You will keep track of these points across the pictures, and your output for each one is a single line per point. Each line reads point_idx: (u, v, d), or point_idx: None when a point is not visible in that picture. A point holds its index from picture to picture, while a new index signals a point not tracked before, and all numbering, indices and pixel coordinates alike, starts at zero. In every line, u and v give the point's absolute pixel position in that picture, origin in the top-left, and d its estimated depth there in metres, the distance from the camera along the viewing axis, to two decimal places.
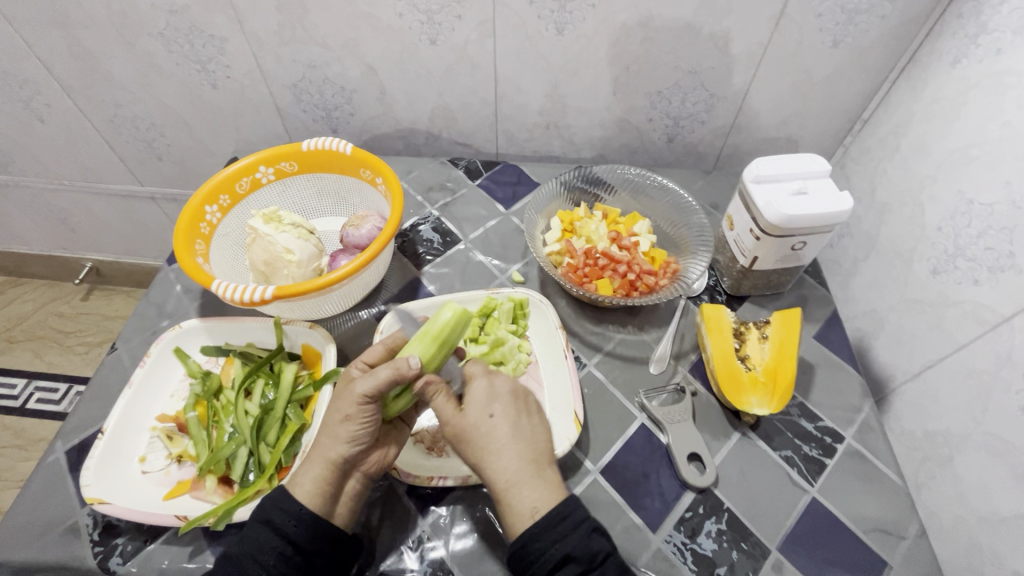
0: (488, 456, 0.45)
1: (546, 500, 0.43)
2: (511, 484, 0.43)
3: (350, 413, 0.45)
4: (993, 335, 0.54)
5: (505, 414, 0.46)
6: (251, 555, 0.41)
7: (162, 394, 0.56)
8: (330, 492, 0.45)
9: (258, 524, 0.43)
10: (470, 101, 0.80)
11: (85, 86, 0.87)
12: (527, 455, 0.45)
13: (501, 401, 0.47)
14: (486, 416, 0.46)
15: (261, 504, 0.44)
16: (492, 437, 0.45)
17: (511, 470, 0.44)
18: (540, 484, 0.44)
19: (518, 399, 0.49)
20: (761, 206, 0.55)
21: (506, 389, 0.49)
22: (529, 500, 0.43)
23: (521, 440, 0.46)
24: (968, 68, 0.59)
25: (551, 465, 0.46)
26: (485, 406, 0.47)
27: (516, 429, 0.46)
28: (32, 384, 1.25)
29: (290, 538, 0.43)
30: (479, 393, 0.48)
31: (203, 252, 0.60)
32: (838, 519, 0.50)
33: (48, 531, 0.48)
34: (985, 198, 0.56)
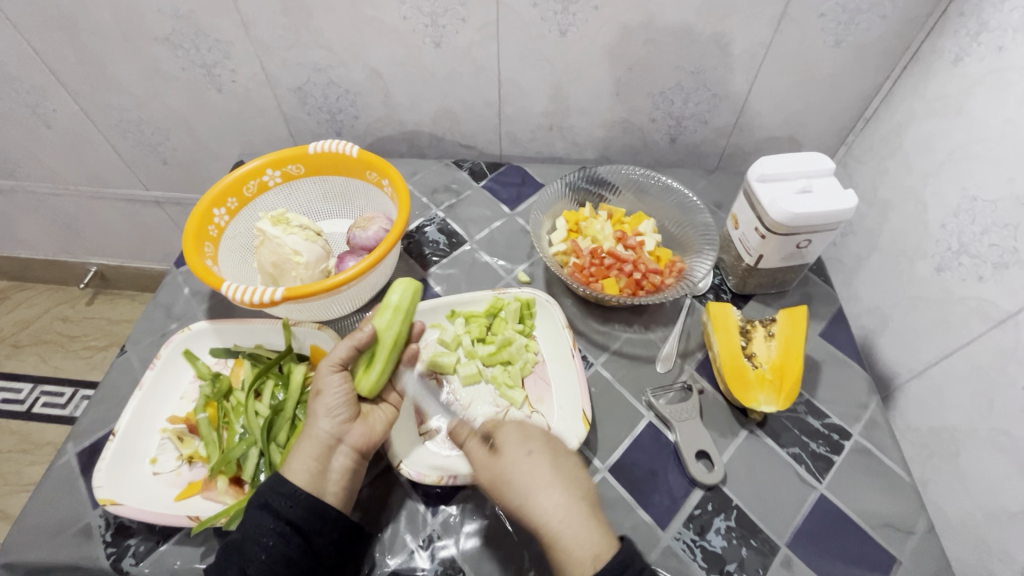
0: (534, 500, 0.43)
1: (605, 544, 0.41)
2: (563, 525, 0.42)
3: (323, 388, 0.50)
4: (998, 331, 0.54)
5: (543, 452, 0.46)
6: (251, 538, 0.43)
7: (173, 396, 0.57)
8: (320, 469, 0.46)
9: (257, 509, 0.44)
10: (474, 103, 0.81)
11: (92, 92, 0.87)
12: (575, 494, 0.44)
13: (538, 440, 0.47)
14: (523, 455, 0.45)
15: (260, 490, 0.46)
16: (535, 475, 0.44)
17: (565, 509, 0.42)
18: (594, 527, 0.42)
19: (553, 439, 0.48)
20: (766, 204, 0.56)
21: (539, 428, 0.48)
22: (591, 544, 0.40)
23: (563, 477, 0.45)
24: (970, 66, 0.60)
25: (601, 507, 0.44)
26: (524, 444, 0.46)
27: (556, 467, 0.45)
28: (38, 388, 1.25)
29: (287, 520, 0.44)
30: (517, 434, 0.47)
31: (212, 255, 0.60)
32: (846, 515, 0.50)
33: (61, 532, 0.49)
34: (988, 194, 0.56)
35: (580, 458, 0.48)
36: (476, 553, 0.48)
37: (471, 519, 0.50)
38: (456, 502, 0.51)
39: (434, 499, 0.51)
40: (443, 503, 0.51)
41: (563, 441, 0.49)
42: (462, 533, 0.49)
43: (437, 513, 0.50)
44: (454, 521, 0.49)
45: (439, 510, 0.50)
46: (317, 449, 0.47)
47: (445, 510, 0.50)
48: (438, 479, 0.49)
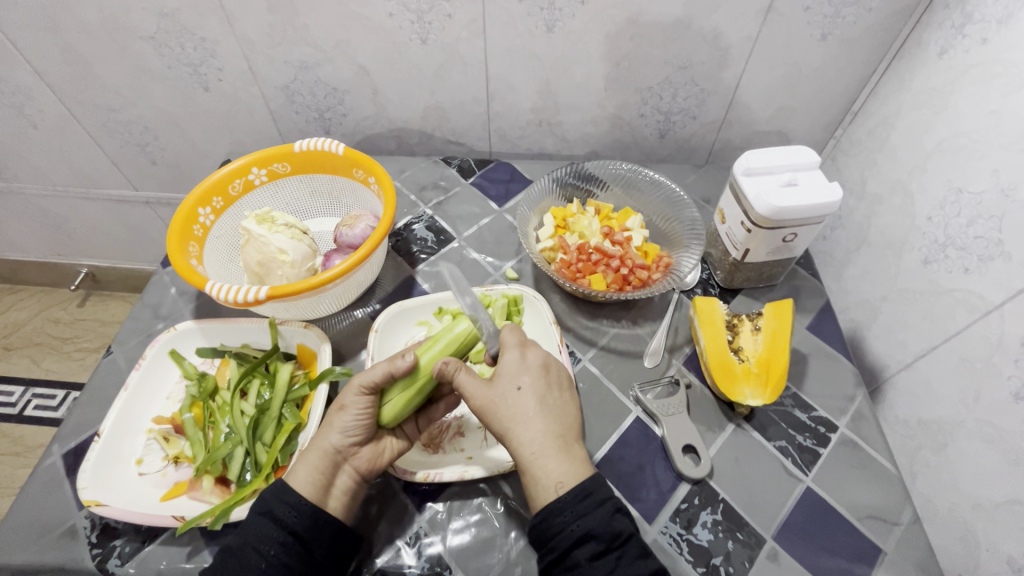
0: (512, 430, 0.44)
1: (571, 475, 0.43)
2: (536, 454, 0.43)
3: (347, 404, 0.48)
4: (983, 323, 0.54)
5: (533, 387, 0.46)
6: (252, 546, 0.42)
7: (159, 396, 0.56)
8: (325, 483, 0.46)
9: (259, 516, 0.43)
10: (462, 99, 0.80)
11: (78, 92, 0.87)
12: (553, 428, 0.45)
13: (530, 374, 0.46)
14: (513, 389, 0.45)
15: (263, 497, 0.45)
16: (519, 408, 0.45)
17: (538, 442, 0.44)
18: (564, 459, 0.43)
19: (548, 371, 0.47)
20: (752, 197, 0.56)
21: (537, 360, 0.47)
22: (557, 473, 0.43)
23: (548, 414, 0.45)
24: (955, 58, 0.60)
25: (576, 441, 0.46)
26: (513, 380, 0.46)
27: (542, 404, 0.45)
28: (29, 391, 1.25)
29: (291, 529, 0.43)
30: (512, 364, 0.47)
31: (197, 254, 0.60)
32: (832, 507, 0.50)
33: (46, 533, 0.48)
34: (974, 186, 0.56)
35: (569, 392, 0.49)
36: (462, 550, 0.48)
37: (458, 516, 0.50)
38: (442, 499, 0.51)
39: (421, 496, 0.51)
40: (430, 500, 0.51)
41: (558, 371, 0.48)
42: (448, 530, 0.49)
43: (424, 510, 0.50)
44: (441, 518, 0.49)
45: (426, 507, 0.50)
46: (326, 460, 0.46)
47: (432, 507, 0.50)
48: (424, 476, 0.49)
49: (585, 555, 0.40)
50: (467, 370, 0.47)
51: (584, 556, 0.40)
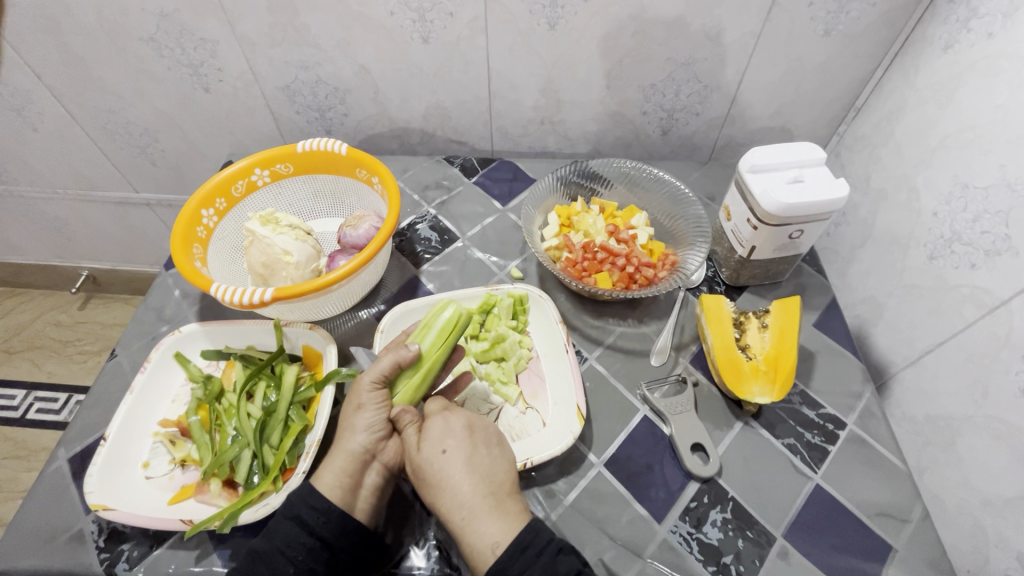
0: (441, 496, 0.44)
1: (504, 533, 0.41)
2: (467, 517, 0.42)
3: (364, 402, 0.48)
4: (991, 319, 0.54)
5: (456, 448, 0.45)
6: (280, 550, 0.42)
7: (165, 399, 0.56)
8: (353, 485, 0.46)
9: (286, 520, 0.43)
10: (464, 98, 0.80)
11: (77, 94, 0.86)
12: (484, 488, 0.44)
13: (454, 435, 0.47)
14: (439, 452, 0.45)
15: (291, 500, 0.44)
16: (444, 471, 0.45)
17: (468, 502, 0.43)
18: (497, 517, 0.42)
19: (475, 433, 0.47)
20: (758, 194, 0.55)
21: (461, 421, 0.48)
22: (490, 534, 0.41)
23: (476, 474, 0.45)
24: (960, 52, 0.59)
25: (512, 495, 0.45)
26: (438, 442, 0.46)
27: (470, 464, 0.45)
28: (31, 394, 1.24)
29: (318, 534, 0.43)
30: (435, 428, 0.47)
31: (201, 256, 0.60)
32: (842, 505, 0.50)
33: (53, 539, 0.48)
34: (980, 181, 0.56)
35: (503, 448, 0.48)
36: None
37: None
38: None
39: None
40: None
41: (487, 429, 0.48)
42: None
43: (433, 511, 0.50)
44: None
45: (435, 509, 0.50)
46: (353, 462, 0.46)
47: None
48: None
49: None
50: (417, 426, 0.49)
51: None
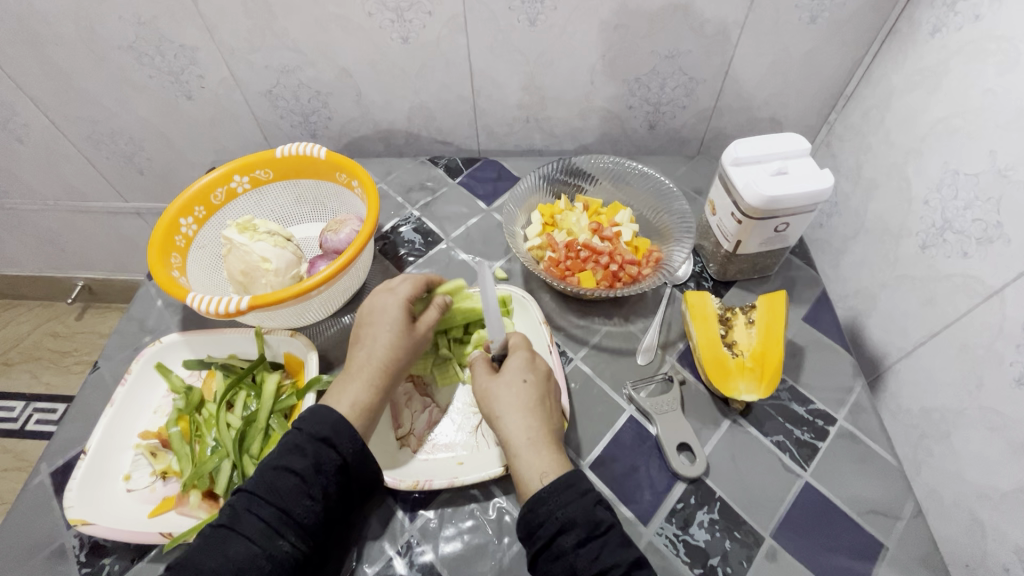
0: (508, 416, 0.45)
1: (560, 464, 0.43)
2: (529, 443, 0.44)
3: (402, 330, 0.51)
4: (984, 308, 0.53)
5: (537, 384, 0.47)
6: (317, 468, 0.43)
7: (146, 410, 0.56)
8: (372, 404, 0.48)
9: (316, 442, 0.44)
10: (447, 98, 0.79)
11: (61, 104, 0.86)
12: (548, 424, 0.46)
13: (535, 374, 0.48)
14: (519, 380, 0.47)
15: (318, 423, 0.45)
16: (521, 397, 0.46)
17: (536, 433, 0.45)
18: (555, 453, 0.44)
19: (550, 378, 0.49)
20: (741, 187, 0.54)
21: (544, 366, 0.49)
22: (547, 462, 0.43)
23: (542, 409, 0.46)
24: (947, 36, 0.58)
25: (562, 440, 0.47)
26: (522, 372, 0.47)
27: (540, 401, 0.47)
28: (30, 405, 1.25)
29: (343, 454, 0.45)
30: (524, 359, 0.49)
31: (179, 265, 0.59)
32: (832, 502, 0.49)
33: (36, 553, 0.48)
34: (970, 168, 0.54)
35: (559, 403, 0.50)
36: (455, 557, 0.47)
37: (451, 523, 0.49)
38: (434, 506, 0.50)
39: (412, 504, 0.50)
40: (421, 508, 0.50)
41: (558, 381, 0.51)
42: (440, 538, 0.48)
43: (415, 518, 0.49)
44: (433, 526, 0.49)
45: (418, 516, 0.49)
46: (370, 380, 0.48)
47: (424, 515, 0.49)
48: (414, 484, 0.48)
49: (570, 543, 0.39)
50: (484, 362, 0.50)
51: (570, 544, 0.39)
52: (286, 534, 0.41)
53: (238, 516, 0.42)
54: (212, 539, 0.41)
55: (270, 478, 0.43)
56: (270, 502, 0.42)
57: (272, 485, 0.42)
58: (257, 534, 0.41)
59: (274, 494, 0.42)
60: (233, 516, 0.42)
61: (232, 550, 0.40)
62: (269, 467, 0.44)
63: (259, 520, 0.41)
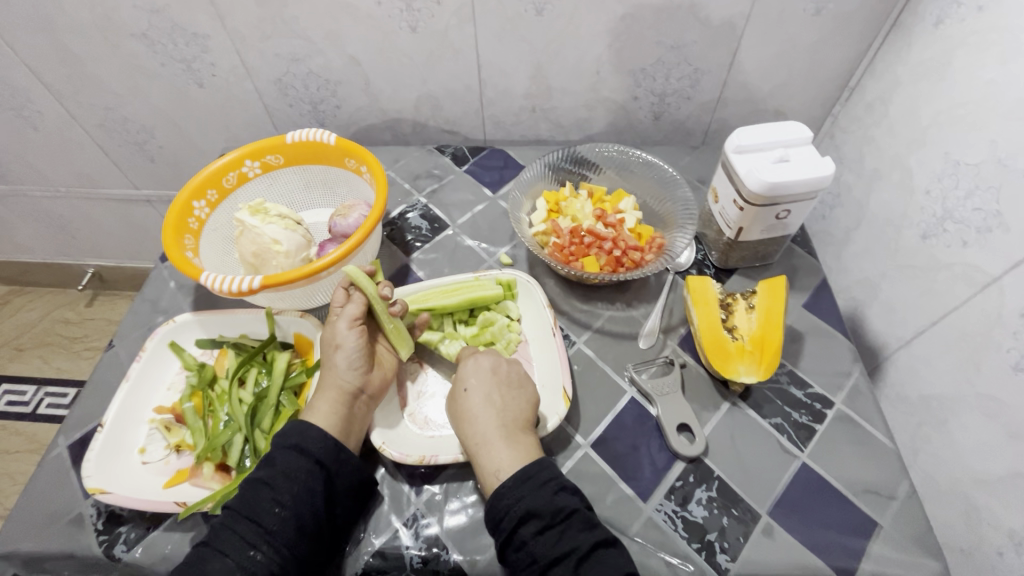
0: (462, 424, 0.49)
1: (513, 461, 0.46)
2: (480, 443, 0.47)
3: (339, 341, 0.52)
4: (983, 296, 0.54)
5: (478, 385, 0.50)
6: (284, 473, 0.45)
7: (160, 386, 0.57)
8: (341, 414, 0.49)
9: (286, 450, 0.47)
10: (454, 87, 0.80)
11: (75, 91, 0.87)
12: (499, 421, 0.48)
13: (479, 375, 0.51)
14: (462, 389, 0.51)
15: (286, 433, 0.48)
16: (466, 405, 0.49)
17: (483, 431, 0.47)
18: (508, 447, 0.46)
19: (500, 372, 0.51)
20: (743, 174, 0.55)
21: (488, 363, 0.52)
22: (499, 459, 0.46)
23: (493, 408, 0.49)
24: (951, 27, 0.59)
25: (526, 429, 0.49)
26: (462, 380, 0.51)
27: (487, 399, 0.49)
28: (42, 389, 1.27)
29: (316, 458, 0.46)
30: (471, 366, 0.52)
31: (192, 247, 0.61)
32: (828, 483, 0.50)
33: (55, 521, 0.50)
34: (971, 158, 0.55)
35: (528, 392, 0.51)
36: (459, 530, 0.48)
37: (456, 497, 0.50)
38: (439, 481, 0.51)
39: (418, 478, 0.51)
40: (427, 482, 0.51)
41: (517, 371, 0.52)
42: (445, 511, 0.49)
43: (421, 492, 0.51)
44: (438, 500, 0.50)
45: (423, 490, 0.51)
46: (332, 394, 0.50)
47: (429, 489, 0.51)
48: (420, 459, 0.50)
49: (530, 533, 0.42)
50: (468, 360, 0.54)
51: (530, 533, 0.42)
52: (258, 542, 0.43)
53: (216, 532, 0.43)
54: (195, 559, 0.42)
55: (245, 491, 0.45)
56: (243, 515, 0.44)
57: (246, 498, 0.45)
58: (232, 546, 0.42)
59: (248, 505, 0.44)
60: (213, 532, 0.44)
61: (211, 565, 0.41)
62: (246, 482, 0.46)
63: (235, 532, 0.43)
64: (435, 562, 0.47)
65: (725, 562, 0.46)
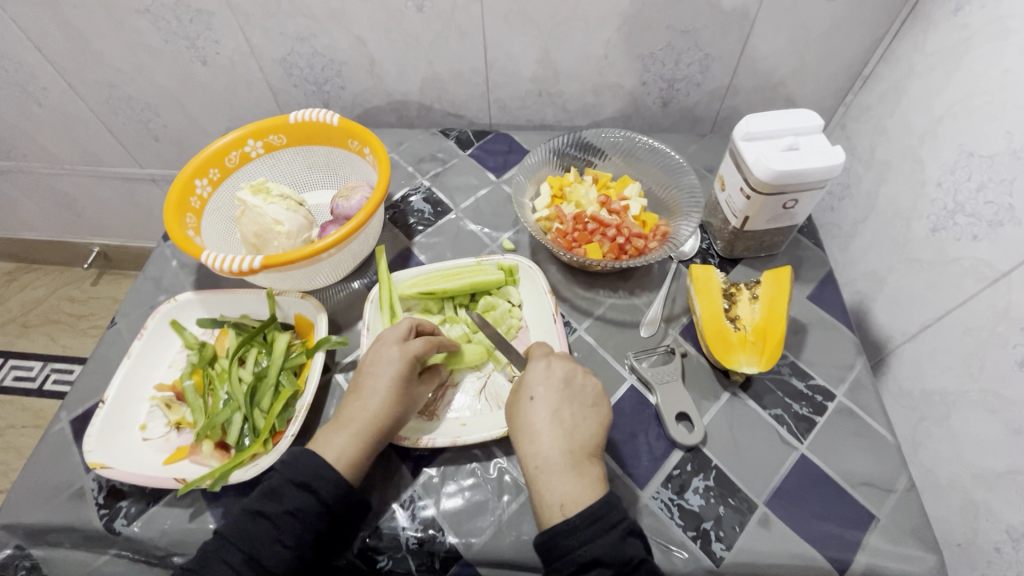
0: (523, 439, 0.46)
1: (575, 495, 0.42)
2: (540, 469, 0.44)
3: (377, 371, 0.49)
4: (991, 291, 0.53)
5: (546, 398, 0.46)
6: (290, 513, 0.43)
7: (161, 364, 0.58)
8: (359, 450, 0.46)
9: (295, 486, 0.44)
10: (460, 70, 0.79)
11: (79, 68, 0.87)
12: (564, 443, 0.44)
13: (548, 386, 0.47)
14: (527, 399, 0.47)
15: (297, 468, 0.45)
16: (532, 418, 0.46)
17: (547, 455, 0.44)
18: (573, 476, 0.43)
19: (572, 388, 0.47)
20: (751, 162, 0.54)
21: (560, 375, 0.48)
22: (559, 491, 0.42)
23: (559, 428, 0.45)
24: (970, 15, 0.57)
25: (592, 459, 0.45)
26: (528, 389, 0.48)
27: (554, 416, 0.46)
28: (48, 366, 1.28)
29: (324, 501, 0.44)
30: (539, 376, 0.48)
31: (194, 226, 0.60)
32: (827, 475, 0.50)
33: (57, 495, 0.50)
34: (985, 150, 0.54)
35: (598, 416, 0.47)
36: (455, 512, 0.49)
37: (452, 480, 0.50)
38: (437, 463, 0.51)
39: (415, 461, 0.52)
40: (424, 465, 0.51)
41: (591, 388, 0.48)
42: (442, 494, 0.50)
43: (418, 474, 0.51)
44: (435, 482, 0.50)
45: (420, 472, 0.51)
46: (356, 432, 0.47)
47: (426, 472, 0.51)
48: (418, 442, 0.50)
49: None
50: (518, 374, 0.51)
51: None
52: None
53: (205, 562, 0.42)
54: None
55: (245, 524, 0.43)
56: (241, 549, 0.42)
57: (245, 532, 0.43)
58: None
59: (246, 541, 0.42)
60: (203, 560, 0.42)
61: None
62: (244, 511, 0.44)
63: (227, 566, 0.41)
64: (431, 543, 0.47)
65: (720, 551, 0.46)
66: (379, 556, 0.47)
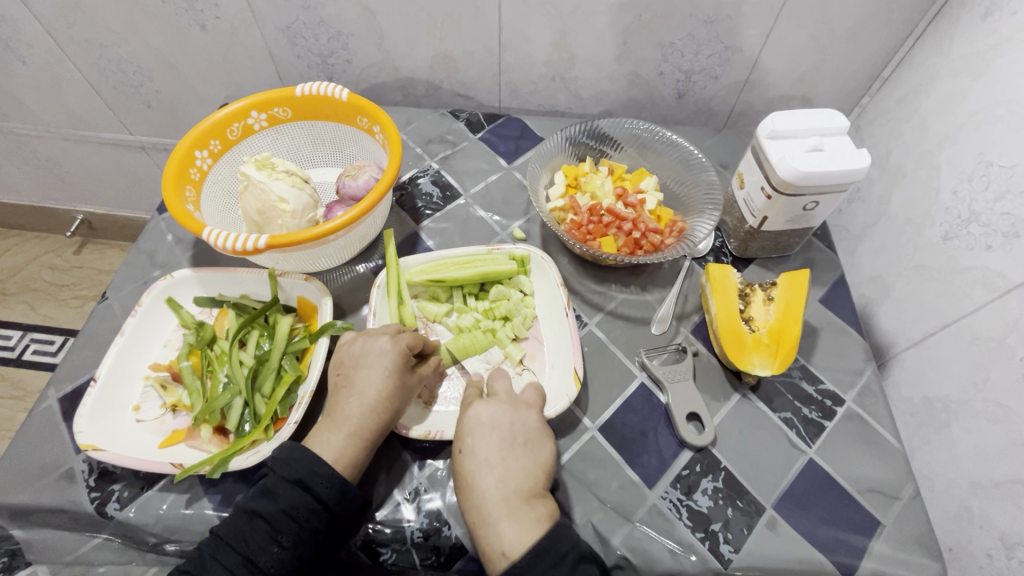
0: (462, 495, 0.43)
1: (517, 544, 0.39)
2: (479, 522, 0.41)
3: (370, 363, 0.47)
4: (1001, 303, 0.52)
5: (472, 448, 0.44)
6: (285, 512, 0.41)
7: (157, 343, 0.55)
8: (359, 444, 0.45)
9: (291, 484, 0.42)
10: (472, 49, 0.76)
11: (67, 25, 0.82)
12: (499, 489, 0.42)
13: (474, 433, 0.45)
14: (456, 450, 0.45)
15: (291, 465, 0.43)
16: (463, 470, 0.44)
17: (482, 504, 0.42)
18: (511, 525, 0.40)
19: (501, 428, 0.45)
20: (775, 161, 0.53)
21: (488, 417, 0.46)
22: (498, 541, 0.40)
23: (492, 476, 0.43)
24: (1000, 20, 0.55)
25: (532, 500, 0.42)
26: (455, 442, 0.45)
27: (485, 465, 0.43)
28: (28, 336, 1.24)
29: (320, 498, 0.42)
30: (468, 420, 0.46)
31: (193, 199, 0.58)
32: (833, 479, 0.50)
33: (44, 475, 0.48)
34: (1006, 159, 0.53)
35: (536, 457, 0.45)
36: (462, 506, 0.48)
37: None
38: (443, 457, 0.50)
39: (421, 453, 0.50)
40: (430, 457, 0.50)
41: (523, 423, 0.46)
42: (448, 487, 0.49)
43: (424, 467, 0.50)
44: (441, 476, 0.49)
45: (426, 465, 0.50)
46: (354, 430, 0.45)
47: (432, 465, 0.50)
48: (425, 434, 0.48)
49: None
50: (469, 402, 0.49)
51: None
52: None
53: (204, 563, 0.40)
54: None
55: (241, 525, 0.42)
56: (237, 550, 0.41)
57: (241, 533, 0.41)
58: None
59: (243, 540, 0.41)
60: (200, 562, 0.40)
61: None
62: (241, 510, 0.43)
63: (223, 567, 0.40)
64: (436, 538, 0.46)
65: (728, 553, 0.46)
66: (383, 549, 0.46)
